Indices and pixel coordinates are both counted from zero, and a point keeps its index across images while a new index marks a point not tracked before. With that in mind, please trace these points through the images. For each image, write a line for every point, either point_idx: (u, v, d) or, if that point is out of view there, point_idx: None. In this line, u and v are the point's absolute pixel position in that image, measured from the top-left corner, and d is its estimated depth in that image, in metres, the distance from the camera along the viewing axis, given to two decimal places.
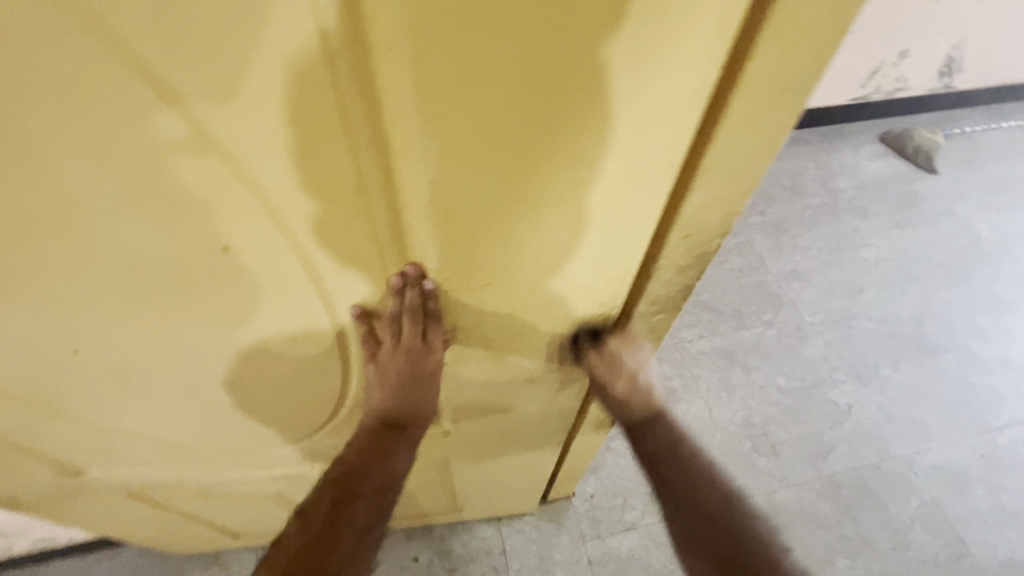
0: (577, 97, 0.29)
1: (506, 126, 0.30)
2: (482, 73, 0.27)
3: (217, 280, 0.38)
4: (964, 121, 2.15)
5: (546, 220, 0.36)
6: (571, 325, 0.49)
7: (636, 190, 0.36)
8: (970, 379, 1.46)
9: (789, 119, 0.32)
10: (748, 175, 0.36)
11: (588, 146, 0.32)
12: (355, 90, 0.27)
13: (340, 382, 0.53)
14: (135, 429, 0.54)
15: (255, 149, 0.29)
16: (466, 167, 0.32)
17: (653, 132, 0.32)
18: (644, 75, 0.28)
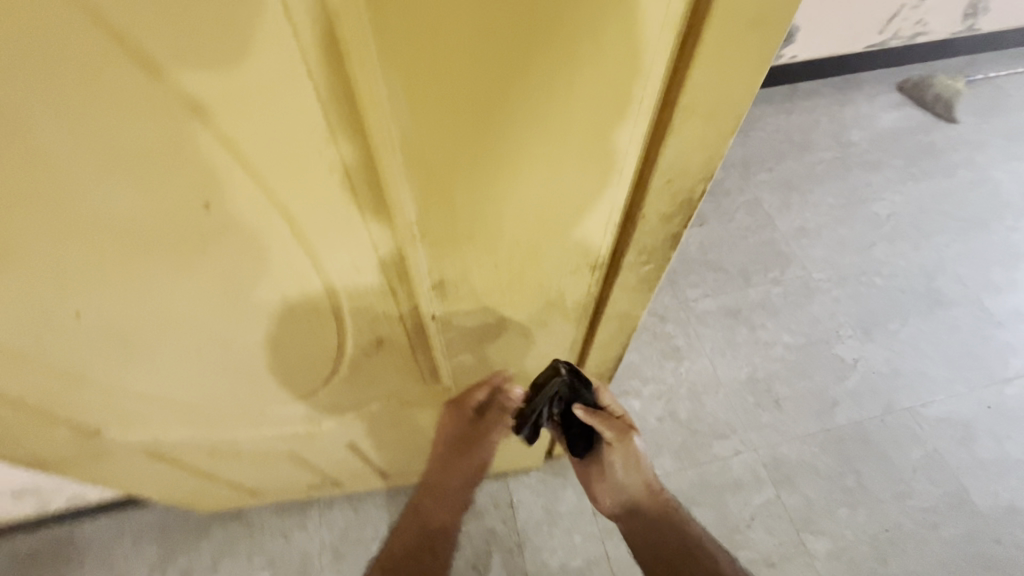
0: (545, 40, 0.28)
1: (475, 78, 0.29)
2: (442, 20, 0.26)
3: (205, 242, 0.37)
4: (987, 66, 2.05)
5: (523, 172, 0.36)
6: (561, 279, 0.49)
7: (612, 136, 0.35)
8: (982, 331, 1.44)
9: (763, 51, 0.31)
10: (728, 114, 0.35)
11: (559, 94, 0.31)
12: (315, 41, 0.26)
13: (336, 344, 0.53)
14: (146, 390, 0.57)
15: (222, 105, 0.28)
16: (438, 123, 0.31)
17: (624, 73, 0.31)
18: (610, 13, 0.28)
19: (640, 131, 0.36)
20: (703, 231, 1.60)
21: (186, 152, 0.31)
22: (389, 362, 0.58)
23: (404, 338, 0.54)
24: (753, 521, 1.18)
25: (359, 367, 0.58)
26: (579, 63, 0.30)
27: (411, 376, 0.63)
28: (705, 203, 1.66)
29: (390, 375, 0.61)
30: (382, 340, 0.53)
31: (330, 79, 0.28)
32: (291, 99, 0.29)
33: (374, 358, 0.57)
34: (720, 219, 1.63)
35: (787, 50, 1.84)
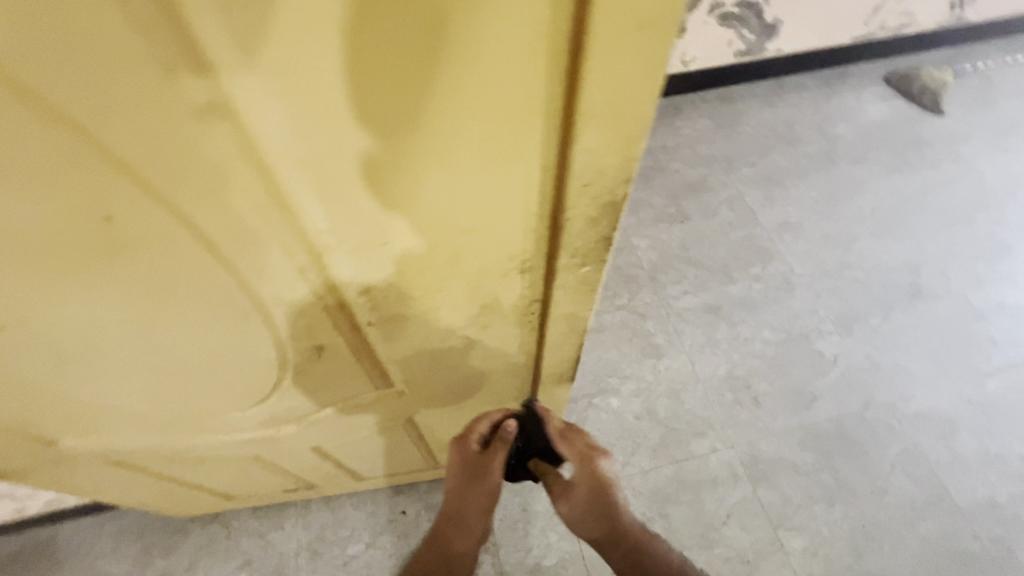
0: (429, 45, 0.28)
1: (363, 82, 0.29)
2: (305, 25, 0.26)
3: (113, 250, 0.36)
4: (976, 57, 2.03)
5: (429, 175, 0.36)
6: (492, 281, 0.49)
7: (513, 139, 0.35)
8: (964, 326, 1.43)
9: (655, 55, 0.31)
10: (631, 117, 0.35)
11: (453, 98, 0.31)
12: (180, 53, 0.26)
13: (275, 350, 0.53)
14: (92, 399, 0.57)
15: (97, 115, 0.27)
16: (332, 127, 0.31)
17: (512, 76, 0.31)
18: (482, 16, 0.27)
19: (545, 135, 0.35)
20: (685, 227, 1.59)
21: (72, 164, 0.30)
22: (334, 367, 0.58)
23: (344, 343, 0.54)
24: (729, 518, 1.18)
25: (305, 373, 0.58)
26: (468, 66, 0.30)
27: (361, 380, 0.63)
28: (688, 199, 1.65)
29: (339, 379, 0.61)
30: (322, 346, 0.54)
31: (204, 91, 0.27)
32: (168, 111, 0.28)
33: (318, 364, 0.57)
34: (703, 215, 1.62)
35: (772, 43, 1.82)
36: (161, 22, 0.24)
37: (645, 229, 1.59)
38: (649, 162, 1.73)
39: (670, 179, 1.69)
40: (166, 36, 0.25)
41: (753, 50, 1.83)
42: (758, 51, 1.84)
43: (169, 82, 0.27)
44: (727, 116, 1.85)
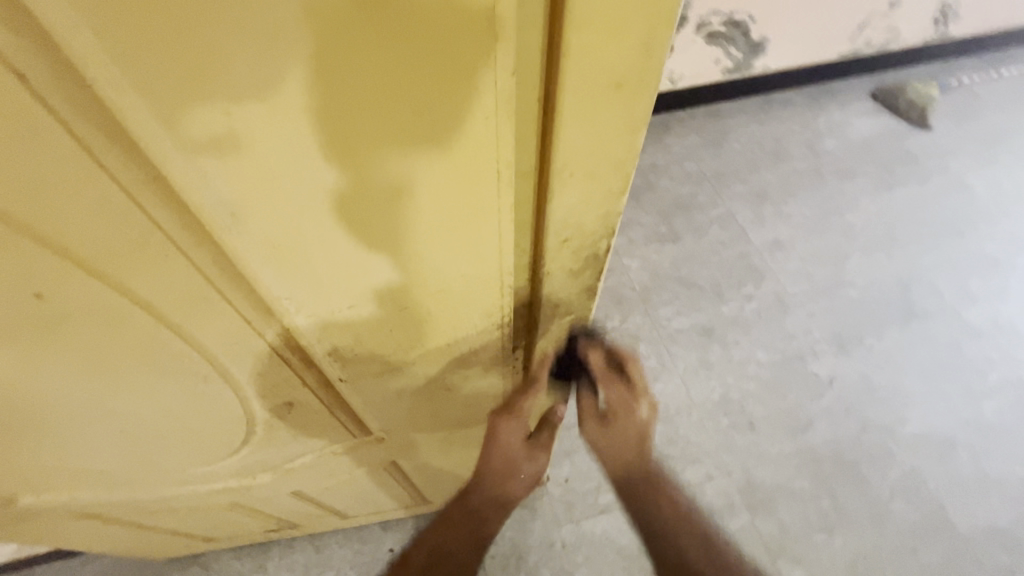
0: (397, 70, 0.24)
1: (322, 103, 0.24)
2: (229, 98, 0.23)
3: (47, 324, 0.34)
4: (962, 71, 2.04)
5: (389, 218, 0.32)
6: (470, 334, 0.46)
7: (477, 203, 0.32)
8: (958, 343, 1.42)
9: (635, 114, 0.29)
10: (611, 174, 0.33)
11: (423, 131, 0.27)
12: (94, 127, 0.23)
13: (242, 408, 0.50)
14: (44, 463, 0.53)
15: (7, 194, 0.25)
16: (277, 154, 0.26)
17: (470, 143, 0.28)
18: (428, 87, 0.25)
19: (516, 195, 0.33)
20: (677, 246, 1.58)
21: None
22: (308, 421, 0.55)
23: (316, 398, 0.51)
24: None
25: (277, 427, 0.55)
26: (441, 96, 0.25)
27: (338, 430, 0.60)
28: (679, 218, 1.64)
29: (314, 431, 0.58)
30: (292, 402, 0.51)
31: (130, 168, 0.25)
32: (94, 191, 0.26)
33: (290, 418, 0.54)
34: (694, 233, 1.61)
35: (759, 61, 1.82)
36: (75, 103, 0.22)
37: (636, 249, 1.57)
38: (639, 181, 1.72)
39: (660, 198, 1.68)
40: (79, 115, 0.23)
41: (741, 67, 1.82)
42: (747, 69, 1.83)
43: (90, 160, 0.25)
44: (716, 133, 1.85)
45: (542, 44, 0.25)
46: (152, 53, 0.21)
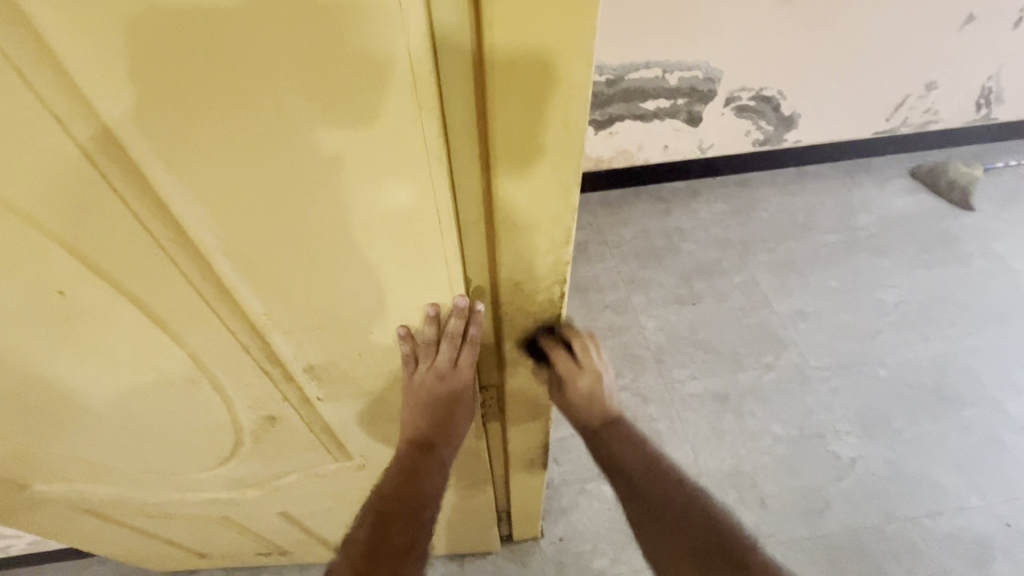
0: (346, 98, 0.29)
1: (286, 121, 0.29)
2: (209, 138, 0.30)
3: (66, 319, 0.40)
4: (1008, 154, 1.99)
5: (350, 232, 0.36)
6: (431, 372, 0.49)
7: (424, 241, 0.37)
8: (1001, 437, 1.32)
9: (562, 173, 0.34)
10: (550, 224, 0.38)
11: (373, 152, 0.31)
12: (114, 162, 0.31)
13: (229, 417, 0.54)
14: (53, 453, 0.58)
15: (45, 210, 0.32)
16: (245, 183, 0.32)
17: (409, 188, 0.33)
18: (367, 138, 0.30)
19: (467, 236, 0.39)
20: (696, 309, 1.57)
21: (24, 246, 0.34)
22: (290, 437, 0.59)
23: (297, 416, 0.55)
24: None
25: (261, 440, 0.59)
26: (376, 143, 0.31)
27: (319, 450, 0.63)
28: (700, 281, 1.64)
29: (296, 449, 0.62)
30: (276, 417, 0.55)
31: (137, 194, 0.32)
32: (106, 211, 0.33)
33: (274, 433, 0.58)
34: (714, 297, 1.60)
35: (791, 134, 1.83)
36: (97, 142, 0.29)
37: (654, 308, 1.57)
38: (662, 242, 1.74)
39: (682, 260, 1.69)
40: (100, 151, 0.30)
41: (772, 140, 1.83)
42: (777, 142, 1.84)
43: (104, 187, 0.31)
44: (744, 201, 1.86)
45: (474, 115, 0.31)
46: (153, 96, 0.28)
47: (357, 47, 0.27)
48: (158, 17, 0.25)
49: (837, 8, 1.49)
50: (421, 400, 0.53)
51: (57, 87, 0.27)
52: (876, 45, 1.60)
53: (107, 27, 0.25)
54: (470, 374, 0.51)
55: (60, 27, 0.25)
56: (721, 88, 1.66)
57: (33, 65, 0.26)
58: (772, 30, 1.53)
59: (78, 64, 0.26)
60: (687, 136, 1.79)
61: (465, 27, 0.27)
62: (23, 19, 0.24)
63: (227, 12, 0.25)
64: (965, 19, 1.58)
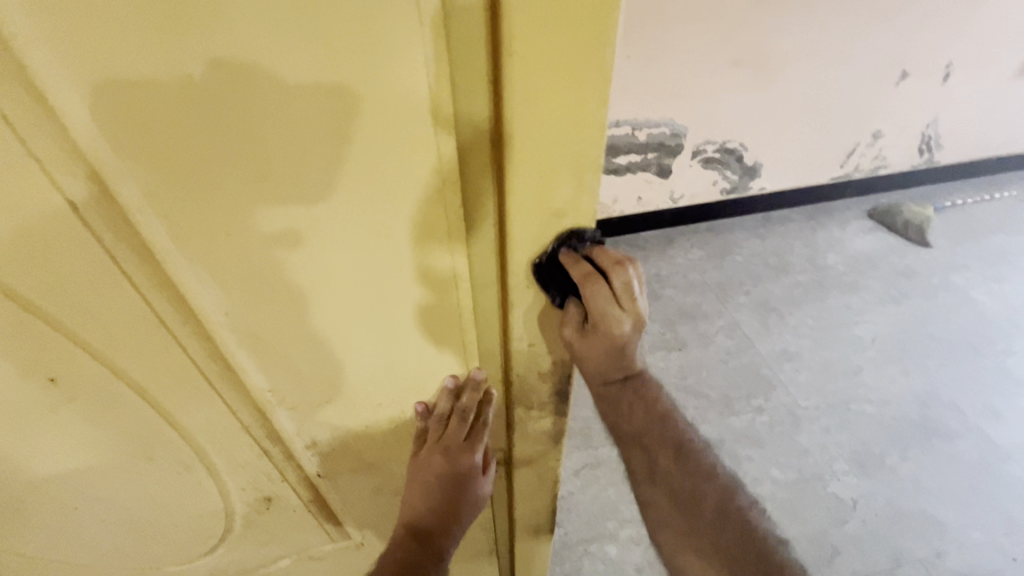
0: (317, 171, 0.29)
1: (291, 185, 0.30)
2: (220, 214, 0.30)
3: (52, 406, 0.38)
4: (952, 194, 2.13)
5: (286, 302, 0.35)
6: (437, 444, 0.51)
7: (434, 309, 0.38)
8: (990, 467, 1.33)
9: (573, 239, 0.36)
10: (559, 285, 0.39)
11: (322, 225, 0.32)
12: (126, 248, 0.30)
13: (221, 500, 0.51)
14: (21, 557, 0.52)
15: (47, 297, 0.31)
16: (249, 260, 0.33)
17: (423, 258, 0.35)
18: (384, 209, 0.32)
19: (478, 303, 0.40)
20: (682, 354, 1.57)
21: (16, 333, 0.33)
22: (285, 518, 0.56)
23: (294, 494, 0.53)
24: None
25: (253, 524, 0.55)
26: (392, 214, 0.32)
27: (313, 532, 0.59)
28: (684, 326, 1.65)
29: (289, 531, 0.58)
30: (270, 497, 0.52)
31: (147, 272, 0.32)
32: (112, 293, 0.32)
33: (268, 515, 0.55)
34: (699, 342, 1.61)
35: (754, 182, 1.92)
36: (112, 226, 0.29)
37: (642, 356, 1.57)
38: None
39: (665, 307, 1.71)
40: (109, 231, 0.29)
41: (737, 188, 1.93)
42: (743, 189, 1.94)
43: (114, 270, 0.31)
44: (718, 246, 1.92)
45: (489, 185, 0.32)
46: (139, 163, 0.27)
47: (377, 118, 0.28)
48: (165, 75, 0.25)
49: (786, 66, 1.62)
50: (428, 480, 0.53)
51: (73, 169, 0.27)
52: (825, 98, 1.73)
53: (109, 88, 0.25)
54: (477, 454, 0.52)
55: (80, 107, 0.25)
56: (687, 142, 1.75)
57: (50, 151, 0.26)
58: (729, 89, 1.64)
59: (101, 145, 0.26)
60: (659, 187, 1.86)
61: (485, 104, 0.28)
62: (50, 110, 0.25)
63: (256, 101, 0.26)
64: (900, 75, 1.73)
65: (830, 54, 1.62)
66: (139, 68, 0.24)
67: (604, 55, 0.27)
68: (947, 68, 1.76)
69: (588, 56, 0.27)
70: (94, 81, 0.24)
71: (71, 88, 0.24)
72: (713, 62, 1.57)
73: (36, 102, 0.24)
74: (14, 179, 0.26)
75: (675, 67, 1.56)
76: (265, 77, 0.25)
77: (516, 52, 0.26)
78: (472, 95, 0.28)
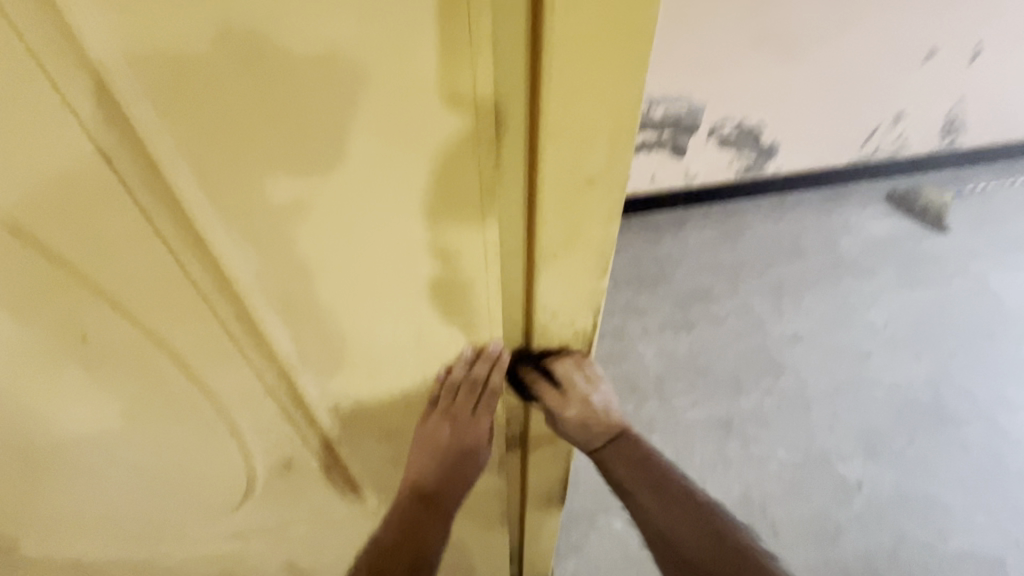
0: (351, 137, 0.29)
1: (324, 149, 0.29)
2: (252, 178, 0.30)
3: (83, 364, 0.39)
4: (975, 178, 2.09)
5: (315, 266, 0.35)
6: (443, 411, 0.51)
7: (458, 278, 0.38)
8: (998, 454, 1.34)
9: (605, 206, 0.35)
10: (586, 255, 0.38)
11: (354, 191, 0.31)
12: (160, 206, 0.30)
13: (244, 463, 0.52)
14: (54, 510, 0.54)
15: (80, 253, 0.32)
16: (279, 224, 0.32)
17: (451, 224, 0.34)
18: (417, 173, 0.31)
19: (505, 272, 0.40)
20: (692, 335, 1.57)
21: (53, 289, 0.33)
22: (305, 481, 0.57)
23: (315, 459, 0.54)
24: None
25: (274, 487, 0.57)
26: (424, 179, 0.31)
27: (332, 495, 0.61)
28: (695, 307, 1.64)
29: (309, 495, 0.60)
30: (291, 461, 0.53)
31: (179, 232, 0.32)
32: (145, 251, 0.32)
33: (288, 478, 0.56)
34: (709, 323, 1.60)
35: (771, 162, 1.89)
36: (147, 183, 0.29)
37: (652, 336, 1.57)
38: (655, 270, 1.75)
39: (676, 287, 1.70)
40: (146, 190, 0.29)
41: (754, 168, 1.90)
42: (759, 169, 1.91)
43: (147, 228, 0.31)
44: (731, 227, 1.90)
45: (523, 149, 0.32)
46: (174, 121, 0.27)
47: (416, 83, 0.27)
48: (201, 30, 0.24)
49: (810, 43, 1.57)
50: (434, 449, 0.54)
51: (109, 125, 0.26)
52: (848, 77, 1.68)
53: (146, 43, 0.24)
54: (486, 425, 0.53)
55: (118, 61, 0.24)
56: (705, 120, 1.72)
57: (87, 106, 0.25)
58: (750, 65, 1.60)
59: (137, 101, 0.26)
60: (674, 166, 1.84)
61: (523, 64, 0.28)
62: (85, 62, 0.24)
63: (292, 59, 0.25)
64: (927, 53, 1.67)
65: (858, 30, 1.56)
66: (179, 24, 0.24)
67: (649, 11, 0.26)
68: (977, 47, 1.70)
69: (634, 12, 0.26)
70: (132, 33, 0.24)
71: (108, 40, 0.24)
72: (735, 37, 1.52)
73: (72, 53, 0.24)
74: (52, 132, 0.26)
75: (695, 42, 1.52)
76: (304, 37, 0.25)
77: (559, 8, 0.25)
78: (510, 56, 0.27)
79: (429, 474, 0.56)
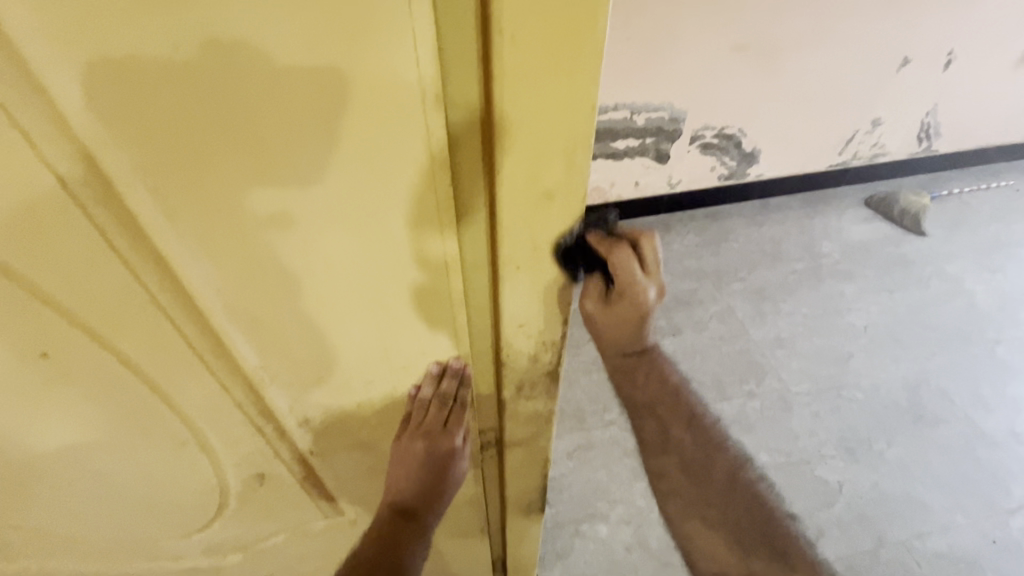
0: (311, 151, 0.29)
1: (284, 164, 0.30)
2: (211, 193, 0.30)
3: (44, 382, 0.38)
4: (951, 183, 2.14)
5: (278, 281, 0.35)
6: (414, 426, 0.52)
7: (423, 289, 0.39)
8: (976, 453, 1.36)
9: (564, 218, 0.35)
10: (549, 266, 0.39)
11: (318, 205, 0.32)
12: (115, 222, 0.30)
13: (215, 476, 0.52)
14: (20, 529, 0.53)
15: (36, 271, 0.31)
16: (239, 239, 0.33)
17: (413, 236, 0.35)
18: (376, 186, 0.31)
19: (470, 283, 0.40)
20: (676, 339, 1.58)
21: (9, 306, 0.33)
22: (279, 494, 0.57)
23: (287, 471, 0.53)
24: None
25: (248, 500, 0.56)
26: (384, 192, 0.32)
27: (307, 508, 0.60)
28: (679, 312, 1.66)
29: (284, 507, 0.59)
30: (264, 474, 0.53)
31: (135, 248, 0.32)
32: (102, 268, 0.32)
33: (262, 491, 0.55)
34: (693, 328, 1.62)
35: (753, 168, 1.92)
36: (101, 201, 0.29)
37: None
38: None
39: None
40: (99, 206, 0.29)
41: (735, 174, 1.93)
42: (741, 175, 1.94)
43: (103, 245, 0.31)
44: (714, 233, 1.92)
45: (480, 164, 0.32)
46: (128, 139, 0.27)
47: (370, 98, 0.27)
48: (159, 49, 0.24)
49: (787, 52, 1.60)
50: (410, 462, 0.55)
51: (60, 143, 0.26)
52: (825, 85, 1.71)
53: (102, 64, 0.24)
54: (457, 437, 0.54)
55: (69, 84, 0.25)
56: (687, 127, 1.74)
57: (37, 124, 0.26)
58: (729, 73, 1.62)
59: (89, 120, 0.26)
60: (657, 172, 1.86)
61: (475, 79, 0.28)
62: (33, 81, 0.24)
63: (251, 76, 0.26)
64: (901, 62, 1.71)
65: (832, 39, 1.60)
66: (136, 44, 0.24)
67: (595, 29, 0.27)
68: (949, 56, 1.74)
69: (579, 31, 0.26)
70: (84, 56, 0.24)
71: (57, 59, 0.24)
72: (714, 46, 1.55)
73: (20, 72, 0.24)
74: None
75: (675, 50, 1.54)
76: (257, 56, 0.25)
77: (506, 26, 0.26)
78: (462, 72, 0.28)
79: (406, 486, 0.57)
